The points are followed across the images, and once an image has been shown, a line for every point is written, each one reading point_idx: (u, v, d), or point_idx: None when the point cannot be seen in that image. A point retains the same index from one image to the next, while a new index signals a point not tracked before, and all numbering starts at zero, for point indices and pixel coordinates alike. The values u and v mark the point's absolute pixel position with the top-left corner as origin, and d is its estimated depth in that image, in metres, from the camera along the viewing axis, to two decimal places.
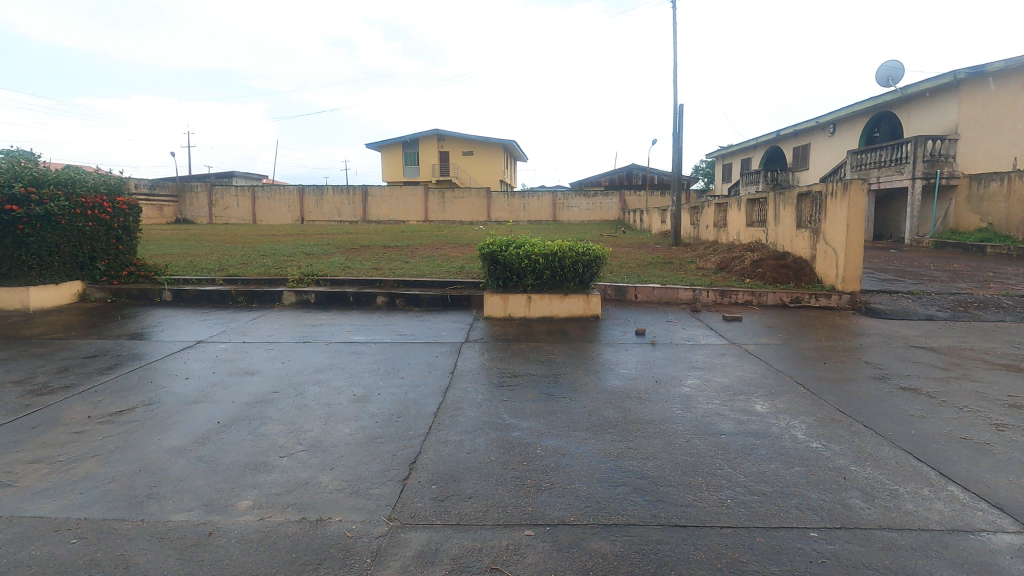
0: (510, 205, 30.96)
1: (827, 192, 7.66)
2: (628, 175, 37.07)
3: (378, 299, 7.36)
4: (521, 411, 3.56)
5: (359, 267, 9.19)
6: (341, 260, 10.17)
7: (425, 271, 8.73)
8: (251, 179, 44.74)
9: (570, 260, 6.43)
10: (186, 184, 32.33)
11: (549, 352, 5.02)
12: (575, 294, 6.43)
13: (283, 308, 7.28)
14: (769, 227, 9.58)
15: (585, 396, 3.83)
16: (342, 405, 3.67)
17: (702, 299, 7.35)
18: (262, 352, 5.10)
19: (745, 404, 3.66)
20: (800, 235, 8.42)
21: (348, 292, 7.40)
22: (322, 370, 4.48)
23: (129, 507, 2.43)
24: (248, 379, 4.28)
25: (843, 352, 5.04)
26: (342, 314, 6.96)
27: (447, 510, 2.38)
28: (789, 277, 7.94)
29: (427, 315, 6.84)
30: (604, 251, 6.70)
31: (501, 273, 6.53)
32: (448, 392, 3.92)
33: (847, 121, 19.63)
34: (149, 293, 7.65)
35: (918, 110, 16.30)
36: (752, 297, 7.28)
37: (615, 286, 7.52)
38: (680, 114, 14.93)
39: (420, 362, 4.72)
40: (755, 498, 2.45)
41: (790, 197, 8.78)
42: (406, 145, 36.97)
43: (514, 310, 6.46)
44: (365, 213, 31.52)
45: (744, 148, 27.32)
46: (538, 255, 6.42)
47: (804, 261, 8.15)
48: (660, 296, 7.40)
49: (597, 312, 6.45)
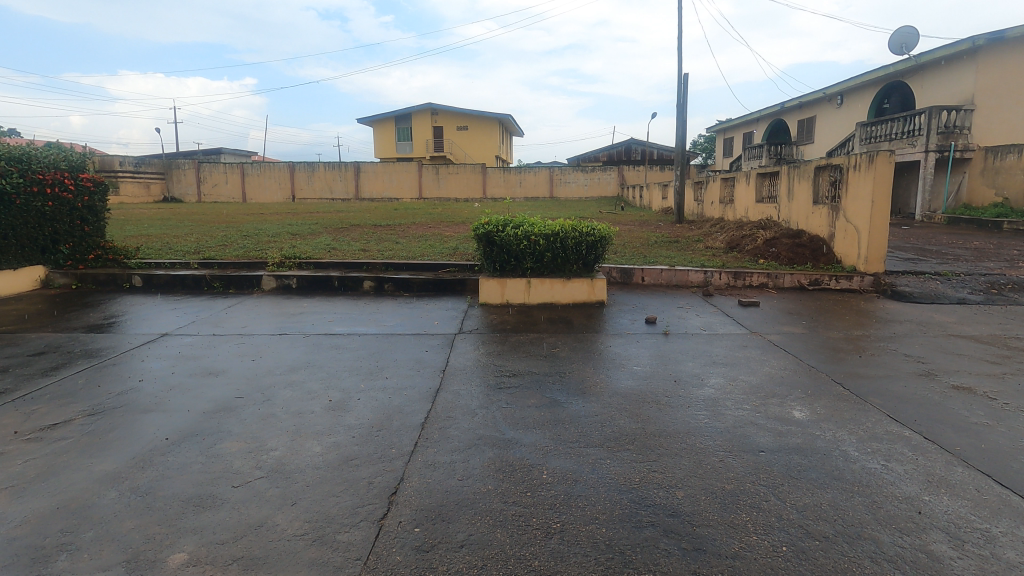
0: (506, 181, 30.24)
1: (849, 166, 7.07)
2: (628, 150, 36.24)
3: (365, 284, 6.82)
4: (523, 421, 3.06)
5: (346, 248, 8.62)
6: (328, 241, 9.58)
7: (417, 252, 8.16)
8: (239, 156, 43.68)
9: (573, 242, 5.90)
10: (173, 161, 31.47)
11: (552, 345, 4.52)
12: (579, 279, 5.89)
13: (263, 294, 6.73)
14: (782, 203, 9.01)
15: (596, 401, 3.32)
16: (316, 416, 3.16)
17: (714, 282, 6.83)
18: (231, 347, 4.57)
19: (781, 412, 3.16)
20: (817, 212, 7.87)
21: (333, 276, 6.86)
22: (297, 369, 3.97)
23: (31, 564, 1.93)
24: (211, 381, 3.76)
25: (877, 342, 4.56)
26: (325, 301, 6.43)
27: (433, 566, 1.89)
28: (806, 257, 7.42)
29: (417, 301, 6.32)
30: (609, 231, 6.17)
31: (499, 256, 5.98)
32: (438, 397, 3.41)
33: (856, 92, 18.88)
34: (117, 279, 7.08)
35: (932, 79, 15.61)
36: (767, 279, 6.77)
37: (620, 268, 6.98)
38: (684, 84, 14.21)
39: (409, 359, 4.21)
40: (816, 546, 1.97)
41: (806, 171, 8.20)
42: (399, 119, 35.92)
43: (512, 295, 5.94)
44: (358, 190, 30.75)
45: (746, 121, 26.55)
46: (538, 235, 5.88)
47: (822, 240, 7.62)
48: (668, 278, 6.90)
49: (603, 298, 5.93)
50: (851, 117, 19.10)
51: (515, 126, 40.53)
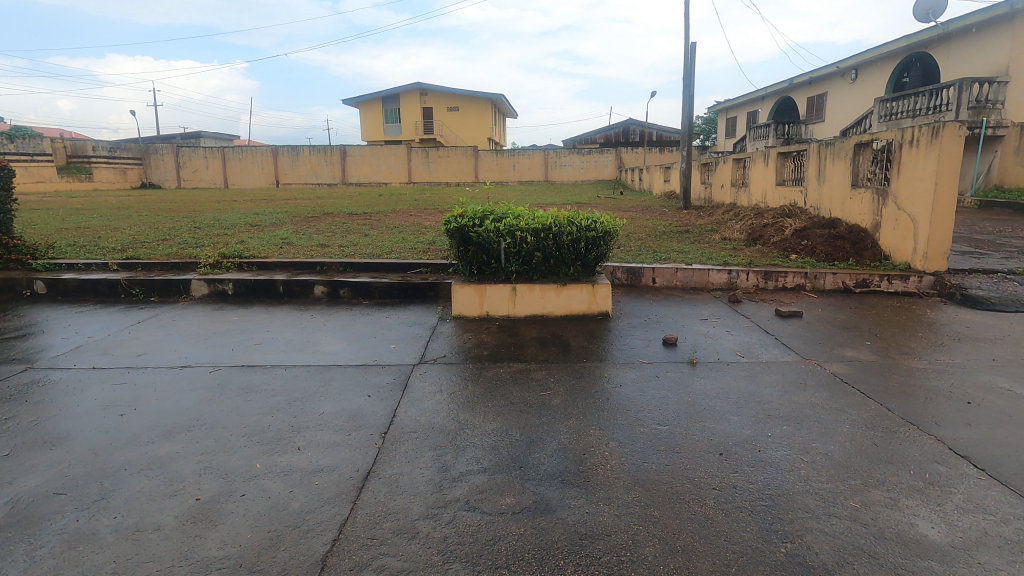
0: (499, 164, 28.88)
1: (901, 141, 5.85)
2: (626, 130, 34.75)
3: (316, 289, 5.61)
4: (490, 550, 1.88)
5: (303, 242, 7.38)
6: (287, 233, 8.32)
7: (385, 247, 6.92)
8: (219, 140, 41.71)
9: (570, 239, 4.67)
10: (150, 144, 29.91)
11: (542, 384, 3.33)
12: (577, 284, 4.69)
13: (191, 303, 5.51)
14: (811, 186, 7.80)
15: (607, 501, 2.14)
16: (159, 540, 1.97)
17: (740, 284, 5.65)
18: (104, 389, 3.36)
19: (900, 525, 1.98)
20: (857, 197, 6.67)
21: (277, 280, 5.63)
22: (173, 434, 2.76)
23: None
24: (39, 457, 2.56)
25: (978, 374, 3.39)
26: (264, 312, 5.22)
27: None
28: (848, 251, 6.24)
29: (378, 312, 5.12)
30: (614, 223, 4.94)
31: (476, 256, 4.74)
32: (364, 494, 2.22)
33: (873, 65, 17.56)
34: (17, 284, 5.85)
35: (961, 49, 14.35)
36: (805, 280, 5.60)
37: (627, 268, 5.76)
38: (690, 55, 12.87)
39: (340, 412, 3.00)
40: None
41: (843, 148, 6.96)
42: (386, 100, 34.21)
43: (494, 306, 4.73)
44: (343, 174, 29.28)
45: (751, 99, 25.14)
46: (525, 231, 4.64)
47: (864, 230, 6.44)
48: (685, 280, 5.70)
49: (606, 309, 4.73)
50: (866, 93, 17.79)
51: (508, 106, 38.88)
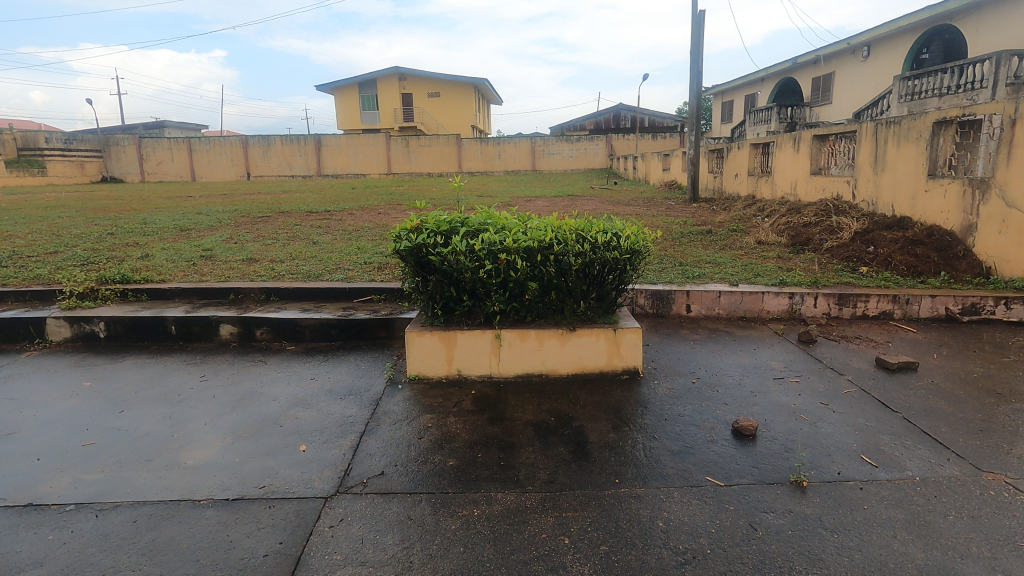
0: (484, 153, 27.22)
1: (1012, 116, 4.35)
2: (616, 117, 33.17)
3: (223, 330, 4.02)
4: None
5: (228, 254, 5.76)
6: (216, 241, 6.67)
7: (331, 262, 5.34)
8: (186, 131, 39.38)
9: (579, 262, 3.12)
10: (110, 135, 27.78)
11: (548, 561, 1.79)
12: (590, 331, 3.17)
13: (42, 353, 3.89)
14: (864, 176, 6.34)
15: None
16: None
17: (805, 312, 4.17)
18: None
19: None
20: (935, 190, 5.20)
21: (167, 318, 4.03)
22: None
23: None
24: None
25: None
26: (138, 367, 3.62)
27: None
28: (935, 260, 4.78)
29: (302, 368, 3.55)
30: (642, 234, 3.40)
31: (441, 291, 3.19)
32: None
33: (887, 41, 16.17)
34: None
35: (992, 20, 13.01)
36: (892, 305, 4.12)
37: (652, 292, 4.25)
38: (698, 28, 11.31)
39: None
40: None
41: (914, 127, 5.47)
42: (364, 86, 32.25)
43: (468, 364, 3.20)
44: (319, 165, 27.41)
45: (750, 82, 23.71)
46: (513, 251, 3.09)
47: (950, 234, 5.00)
48: (731, 307, 4.20)
49: (633, 365, 3.21)
50: (880, 71, 16.42)
51: (492, 93, 37.14)
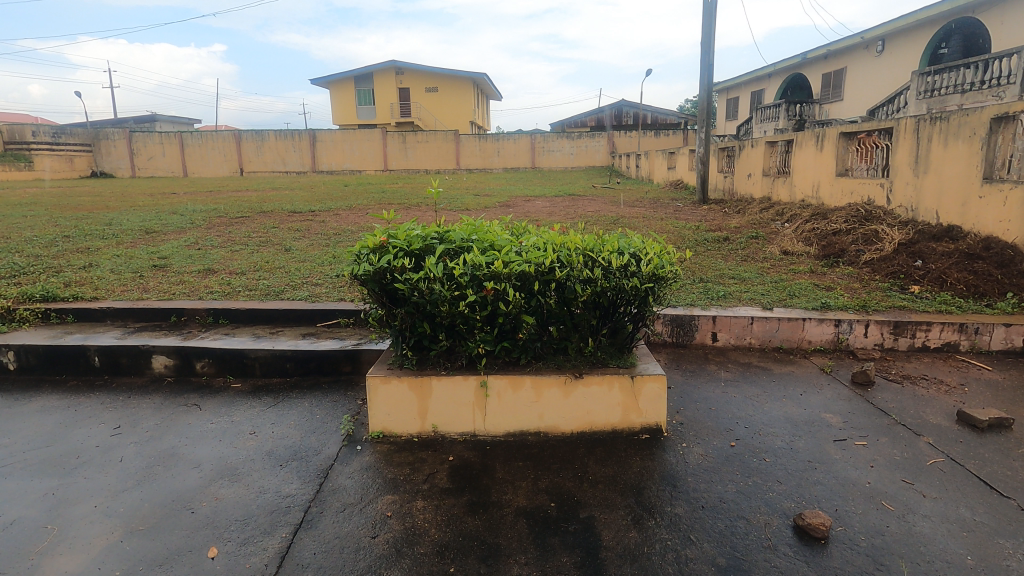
0: (482, 149, 26.49)
1: None
2: (619, 113, 32.41)
3: (157, 362, 3.34)
4: None
5: (185, 264, 5.07)
6: (177, 246, 5.98)
7: (299, 274, 4.65)
8: (180, 126, 38.61)
9: (587, 292, 2.44)
10: (100, 129, 26.98)
11: None
12: (601, 379, 2.50)
13: None
14: (902, 178, 5.66)
15: None
16: None
17: (853, 343, 3.50)
18: None
19: None
20: (992, 196, 4.53)
21: (90, 348, 3.35)
22: None
23: None
24: None
25: None
26: (42, 412, 2.94)
27: None
28: (997, 278, 4.10)
29: (243, 415, 2.87)
30: (667, 254, 2.71)
31: (412, 326, 2.52)
32: None
33: (903, 35, 15.46)
34: None
35: (1018, 12, 12.31)
36: (958, 336, 3.45)
37: (671, 317, 3.58)
38: (709, 18, 10.60)
39: None
40: None
41: (965, 124, 4.79)
42: (360, 80, 31.47)
43: (446, 418, 2.53)
44: (313, 161, 26.64)
45: (757, 78, 23.00)
46: (503, 278, 2.40)
47: (1011, 246, 4.33)
48: (765, 336, 3.53)
49: (654, 421, 2.54)
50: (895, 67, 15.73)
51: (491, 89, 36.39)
